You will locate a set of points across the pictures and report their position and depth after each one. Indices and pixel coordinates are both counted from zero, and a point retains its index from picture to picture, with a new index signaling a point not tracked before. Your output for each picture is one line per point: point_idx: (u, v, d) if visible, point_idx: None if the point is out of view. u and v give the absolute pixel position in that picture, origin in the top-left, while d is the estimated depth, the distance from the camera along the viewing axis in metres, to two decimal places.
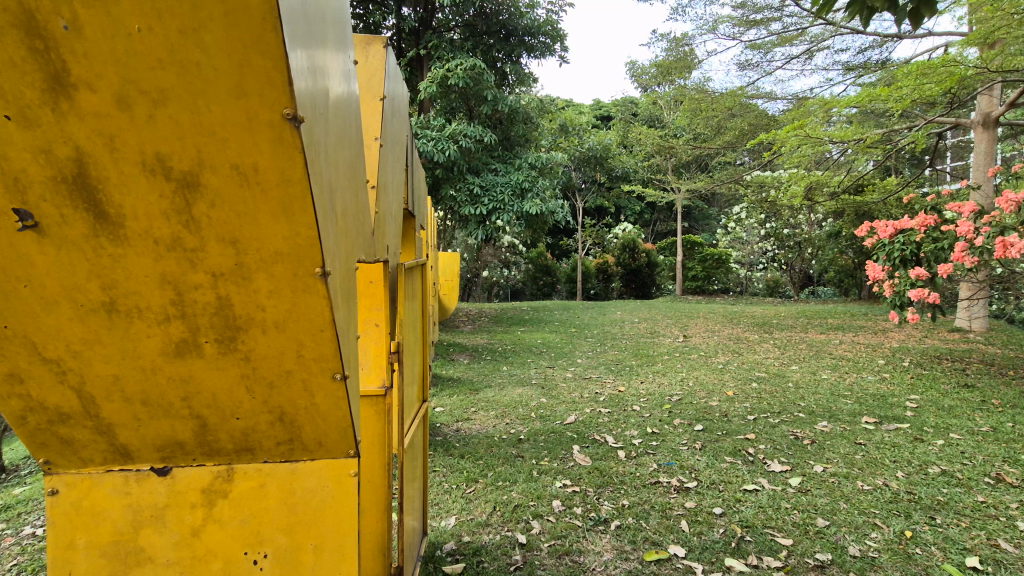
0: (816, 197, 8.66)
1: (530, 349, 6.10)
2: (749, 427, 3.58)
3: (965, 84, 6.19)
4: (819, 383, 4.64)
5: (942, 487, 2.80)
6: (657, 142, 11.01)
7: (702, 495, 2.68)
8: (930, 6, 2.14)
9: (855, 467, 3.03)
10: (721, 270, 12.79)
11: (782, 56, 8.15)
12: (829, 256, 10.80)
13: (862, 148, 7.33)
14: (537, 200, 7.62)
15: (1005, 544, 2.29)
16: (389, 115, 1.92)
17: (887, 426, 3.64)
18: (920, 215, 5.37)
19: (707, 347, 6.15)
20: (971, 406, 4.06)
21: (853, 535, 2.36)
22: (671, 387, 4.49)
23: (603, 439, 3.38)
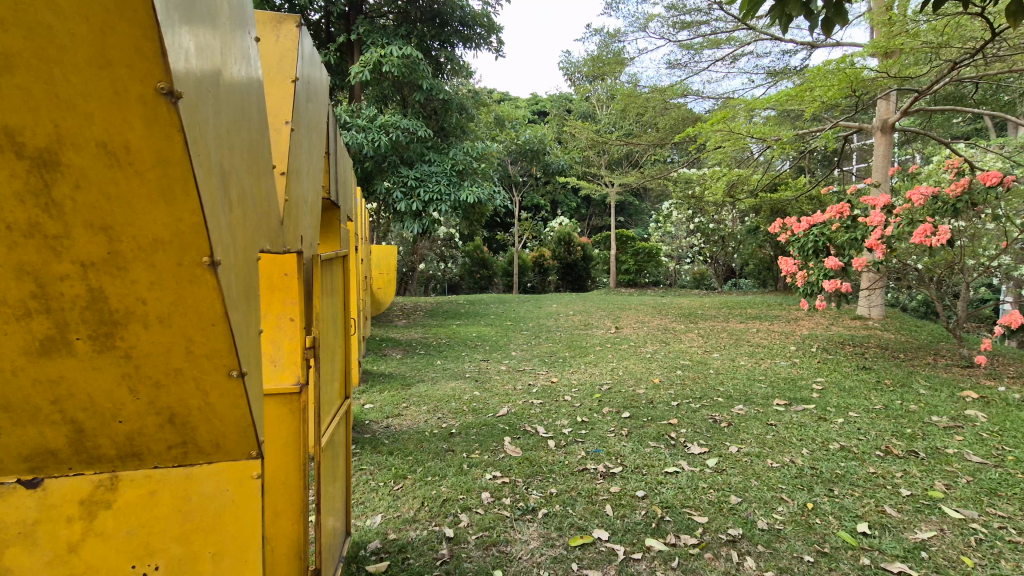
0: (738, 194, 9.17)
1: (465, 343, 6.07)
2: (673, 412, 3.75)
3: (866, 91, 6.72)
4: (737, 369, 4.93)
5: (840, 461, 3.05)
6: (591, 137, 11.26)
7: (626, 479, 2.78)
8: (839, 15, 2.28)
9: (766, 446, 3.24)
10: (652, 263, 13.29)
11: (709, 58, 8.52)
12: (749, 251, 11.49)
13: (778, 147, 7.80)
14: (473, 189, 7.54)
15: (890, 510, 2.55)
16: (303, 98, 1.82)
17: (796, 408, 3.93)
18: (836, 204, 5.71)
19: (636, 338, 6.35)
20: (868, 386, 4.45)
21: (762, 509, 2.53)
22: (601, 377, 4.61)
23: (534, 429, 3.42)
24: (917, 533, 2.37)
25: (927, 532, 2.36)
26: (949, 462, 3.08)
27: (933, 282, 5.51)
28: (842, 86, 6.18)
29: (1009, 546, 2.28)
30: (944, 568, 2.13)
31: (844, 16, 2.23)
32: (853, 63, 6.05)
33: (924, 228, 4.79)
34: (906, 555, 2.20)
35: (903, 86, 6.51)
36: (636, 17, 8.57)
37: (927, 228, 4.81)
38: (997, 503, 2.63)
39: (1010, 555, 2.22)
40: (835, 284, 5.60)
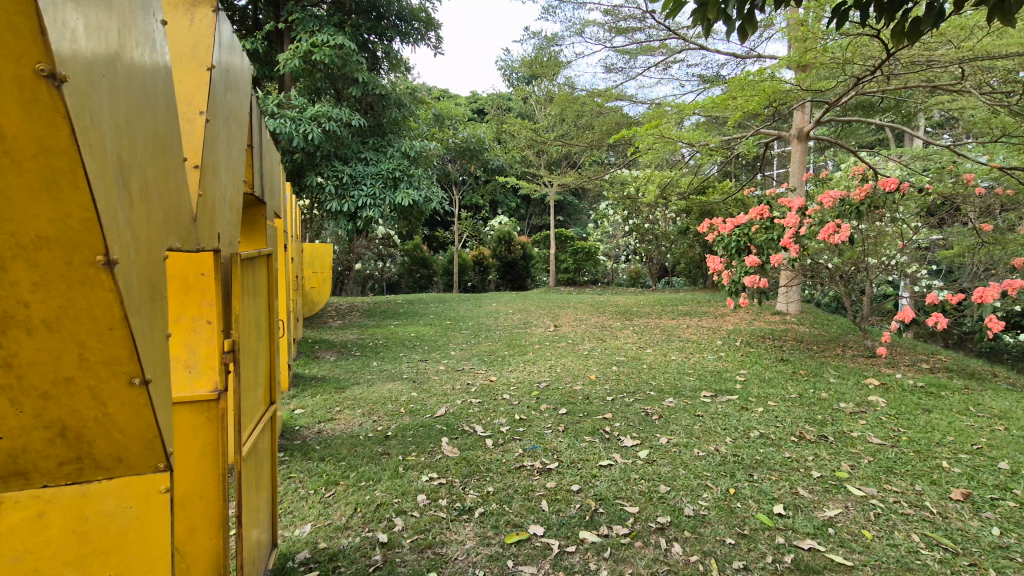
0: (670, 195, 9.56)
1: (403, 343, 5.97)
2: (607, 407, 3.86)
3: (784, 101, 7.19)
4: (668, 364, 5.15)
5: (760, 448, 3.25)
6: (530, 137, 11.38)
7: (562, 474, 2.83)
8: (751, 23, 2.42)
9: (693, 436, 3.40)
10: (590, 262, 13.60)
11: (643, 65, 8.82)
12: (681, 250, 12.01)
13: (706, 152, 8.20)
14: (409, 191, 7.39)
15: (803, 491, 2.74)
16: (220, 88, 1.72)
17: (720, 399, 4.15)
18: (755, 207, 6.16)
19: (573, 336, 6.48)
20: (785, 376, 4.78)
21: (689, 497, 2.65)
22: (539, 374, 4.68)
23: (471, 429, 3.41)
24: (825, 511, 2.57)
25: (834, 510, 2.58)
26: (854, 445, 3.37)
27: (841, 279, 5.98)
28: (762, 95, 6.58)
29: (902, 518, 2.53)
30: (848, 542, 2.33)
31: (756, 23, 2.37)
32: (772, 75, 6.42)
33: (832, 228, 5.23)
34: (816, 533, 2.38)
35: (816, 99, 7.03)
36: (573, 22, 8.75)
37: (832, 227, 5.24)
38: (893, 480, 2.91)
39: (902, 526, 2.47)
40: (754, 281, 5.95)
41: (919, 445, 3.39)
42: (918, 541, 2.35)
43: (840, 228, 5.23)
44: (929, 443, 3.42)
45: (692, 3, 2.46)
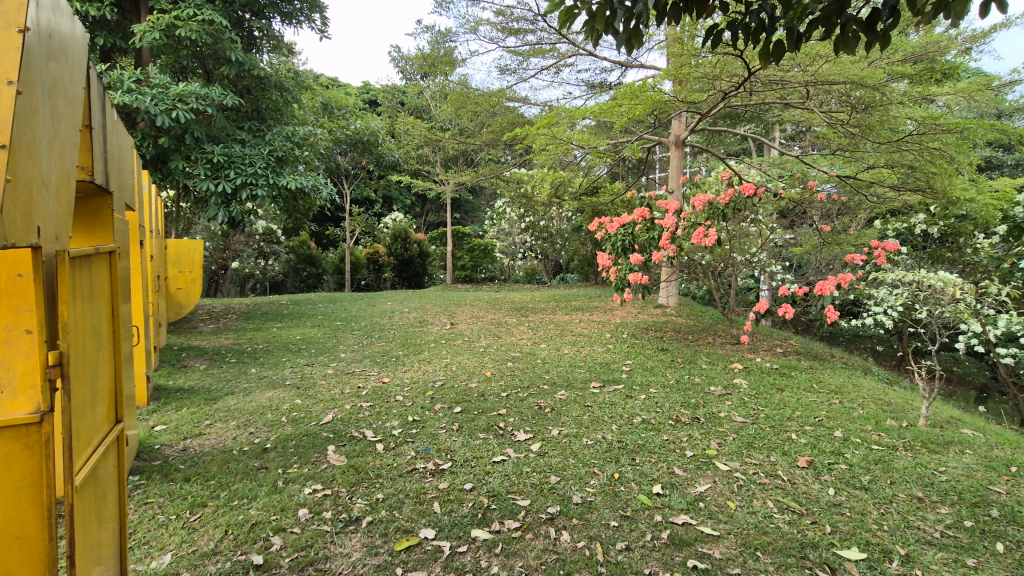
0: (562, 195, 9.89)
1: (288, 347, 5.57)
2: (502, 403, 3.89)
3: (662, 110, 7.74)
4: (561, 357, 5.33)
5: (642, 433, 3.48)
6: (425, 132, 11.17)
7: (455, 474, 2.80)
8: (637, 38, 2.53)
9: (582, 426, 3.54)
10: (487, 259, 13.69)
11: (535, 67, 9.02)
12: (574, 248, 12.49)
13: (595, 154, 8.59)
14: (294, 176, 6.85)
15: (678, 470, 2.97)
16: (39, 52, 1.43)
17: (608, 388, 4.39)
18: (638, 209, 6.59)
19: (470, 334, 6.47)
20: (664, 365, 5.17)
21: (577, 485, 2.75)
22: (434, 373, 4.60)
23: (361, 434, 3.26)
24: (696, 487, 2.81)
25: (704, 485, 2.82)
26: (722, 424, 3.72)
27: (712, 274, 6.58)
28: (644, 103, 7.00)
29: (759, 487, 2.84)
30: (715, 514, 2.56)
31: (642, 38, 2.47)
32: (653, 84, 6.86)
33: (703, 230, 5.75)
34: (689, 507, 2.59)
35: (690, 110, 7.66)
36: (466, 19, 8.71)
37: (702, 231, 5.77)
38: (752, 453, 3.26)
39: (760, 494, 2.77)
40: (637, 278, 6.37)
41: (774, 420, 3.83)
42: (772, 507, 2.65)
43: (710, 230, 5.76)
44: (782, 418, 3.88)
45: (582, 14, 2.53)
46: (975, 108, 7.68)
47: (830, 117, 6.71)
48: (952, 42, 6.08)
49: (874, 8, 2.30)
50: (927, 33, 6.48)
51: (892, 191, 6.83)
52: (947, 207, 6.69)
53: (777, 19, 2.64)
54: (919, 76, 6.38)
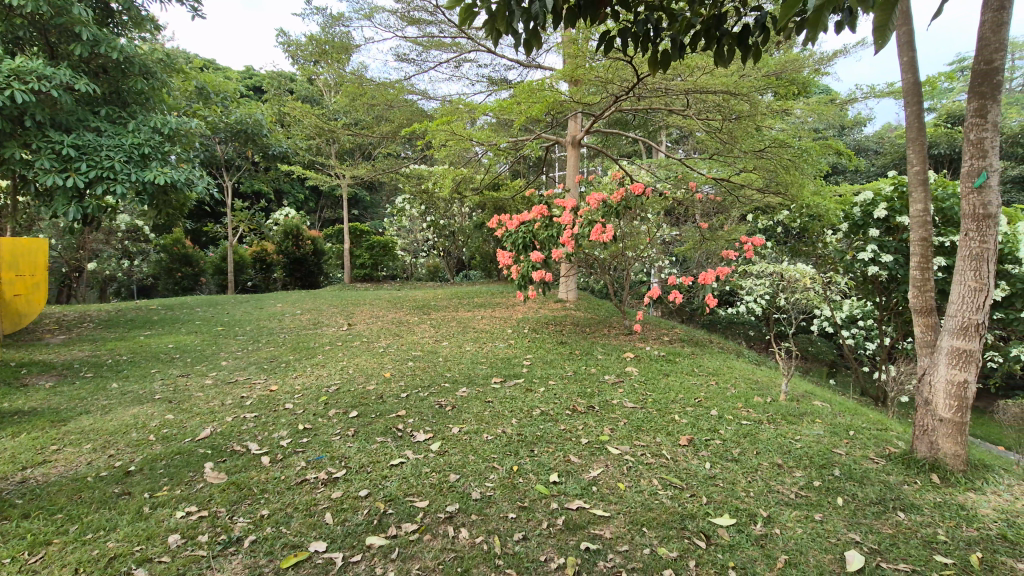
0: (464, 191, 9.87)
1: (158, 357, 5.01)
2: (401, 404, 3.81)
3: (558, 111, 7.99)
4: (463, 354, 5.32)
5: (541, 424, 3.58)
6: (316, 123, 10.56)
7: (349, 481, 2.69)
8: (535, 40, 2.56)
9: (482, 422, 3.56)
10: (387, 257, 13.29)
11: (434, 59, 8.89)
12: (476, 245, 12.51)
13: (495, 151, 8.66)
14: (164, 169, 6.17)
15: (574, 458, 3.10)
16: None
17: (508, 383, 4.46)
18: (537, 206, 6.72)
19: (368, 334, 6.25)
20: (562, 357, 5.35)
21: (477, 481, 2.76)
22: (328, 378, 4.38)
23: (244, 448, 3.03)
24: (589, 471, 2.95)
25: (597, 469, 2.97)
26: (614, 410, 3.94)
27: (607, 269, 6.92)
28: (540, 103, 7.17)
29: (646, 467, 3.05)
30: (607, 496, 2.70)
31: (538, 40, 2.51)
32: (550, 85, 7.03)
33: (600, 226, 6.00)
34: (583, 492, 2.71)
35: (584, 112, 7.98)
36: (362, 5, 8.37)
37: (600, 226, 6.03)
38: (641, 436, 3.49)
39: (647, 474, 2.97)
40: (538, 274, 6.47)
41: (660, 404, 4.14)
42: (657, 484, 2.85)
43: (605, 226, 6.02)
44: (667, 401, 4.19)
45: (481, 11, 2.50)
46: (823, 121, 8.79)
47: (707, 124, 7.34)
48: (805, 62, 6.89)
49: (745, 25, 2.54)
50: (786, 51, 7.30)
51: (759, 192, 7.63)
52: (802, 207, 7.60)
53: (664, 29, 2.82)
54: (779, 90, 7.16)
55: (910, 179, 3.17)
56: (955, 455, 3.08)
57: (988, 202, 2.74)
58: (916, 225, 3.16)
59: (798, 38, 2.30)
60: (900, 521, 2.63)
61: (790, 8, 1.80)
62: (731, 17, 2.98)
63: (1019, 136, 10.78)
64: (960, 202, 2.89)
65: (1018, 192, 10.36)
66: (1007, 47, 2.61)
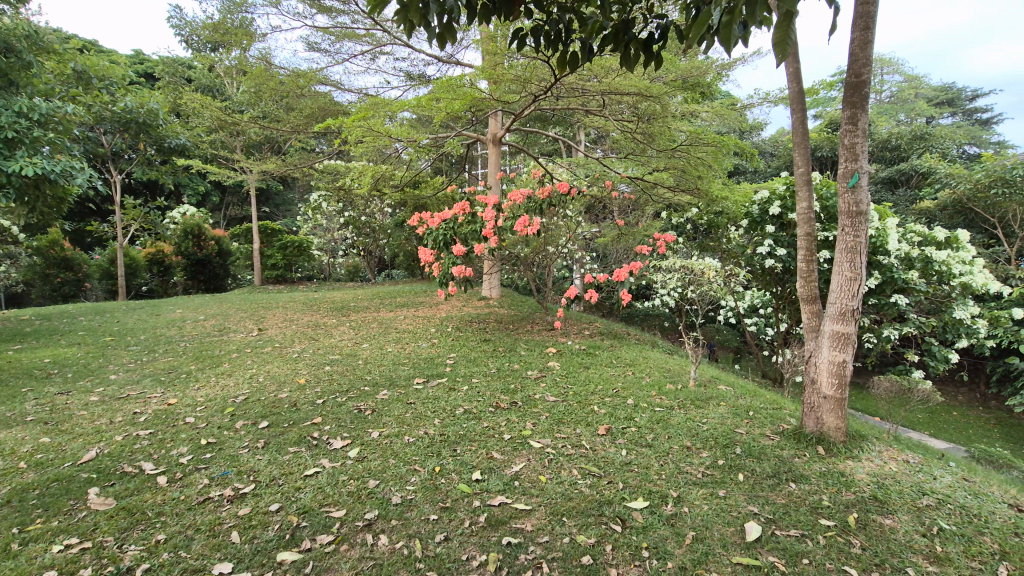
0: (383, 188, 9.62)
1: (31, 373, 4.45)
2: (317, 411, 3.65)
3: (478, 108, 7.98)
4: (385, 356, 5.19)
5: (464, 423, 3.57)
6: (218, 114, 9.81)
7: (258, 496, 2.54)
8: (450, 33, 2.52)
9: (403, 424, 3.49)
10: (302, 257, 12.68)
11: (348, 50, 8.55)
12: (398, 243, 12.26)
13: (415, 147, 8.51)
14: (33, 161, 5.46)
15: (496, 454, 3.13)
16: None
17: (431, 383, 4.40)
18: (458, 202, 6.66)
19: (282, 339, 5.93)
20: (486, 355, 5.38)
21: (397, 485, 2.71)
22: (235, 389, 4.08)
23: (136, 468, 2.77)
24: (511, 467, 2.98)
25: (519, 464, 3.01)
26: (536, 405, 4.01)
27: (528, 265, 7.01)
28: (459, 101, 7.13)
29: (566, 458, 3.14)
30: (528, 490, 2.75)
31: (453, 36, 2.47)
32: (469, 81, 6.98)
33: (524, 221, 6.08)
34: (505, 488, 2.74)
35: (504, 110, 8.03)
36: None
37: (524, 220, 6.12)
38: (562, 428, 3.59)
39: (567, 465, 3.06)
40: (461, 270, 6.39)
41: (580, 396, 4.27)
42: (576, 474, 2.94)
43: (530, 221, 6.11)
44: (586, 393, 4.34)
45: (393, 2, 2.43)
46: (725, 124, 9.43)
47: (622, 124, 7.63)
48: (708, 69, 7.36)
49: (651, 32, 2.66)
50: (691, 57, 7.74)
51: (670, 191, 8.06)
52: (709, 205, 8.13)
53: (576, 31, 2.90)
54: (685, 94, 7.59)
55: (796, 179, 3.47)
56: (836, 428, 3.45)
57: (860, 200, 3.06)
58: (802, 221, 3.47)
59: (702, 46, 2.43)
60: (791, 491, 2.89)
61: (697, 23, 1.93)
62: (637, 24, 3.11)
63: (888, 141, 12.17)
64: (838, 201, 3.21)
65: (887, 191, 11.71)
66: (872, 62, 2.94)
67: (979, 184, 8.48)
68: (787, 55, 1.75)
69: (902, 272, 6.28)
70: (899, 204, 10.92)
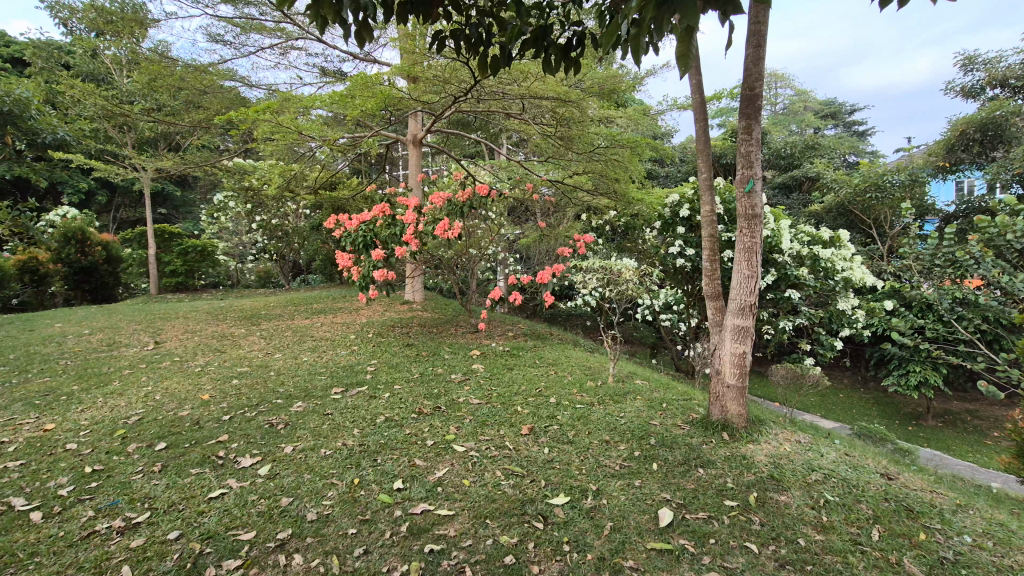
0: (298, 189, 9.14)
1: None
2: (223, 428, 3.41)
3: (398, 108, 7.81)
4: (299, 366, 4.95)
5: (385, 431, 3.49)
6: (103, 105, 8.86)
7: (155, 525, 2.34)
8: (367, 31, 2.45)
9: (320, 437, 3.35)
10: (206, 262, 11.80)
11: (254, 43, 8.06)
12: (314, 247, 11.80)
13: (331, 147, 8.17)
14: None
15: (419, 461, 3.08)
16: None
17: (350, 392, 4.24)
18: (377, 204, 6.49)
19: (182, 352, 5.49)
20: (409, 360, 5.28)
21: (313, 501, 2.59)
22: (127, 409, 3.71)
23: (4, 506, 2.44)
24: (434, 473, 2.95)
25: (442, 470, 2.99)
26: (460, 409, 4.00)
27: (452, 268, 6.97)
28: (377, 100, 6.91)
29: (490, 460, 3.15)
30: (451, 495, 2.73)
31: (371, 35, 2.40)
32: (386, 80, 6.82)
33: (445, 224, 6.04)
34: (428, 495, 2.71)
35: (424, 111, 7.92)
36: None
37: (445, 224, 6.06)
38: (486, 430, 3.60)
39: (491, 466, 3.07)
40: (381, 274, 6.25)
41: (504, 397, 4.31)
42: (499, 475, 2.97)
43: (450, 224, 6.08)
44: (510, 394, 4.38)
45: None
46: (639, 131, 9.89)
47: (542, 128, 7.78)
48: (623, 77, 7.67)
49: (568, 39, 2.73)
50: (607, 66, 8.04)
51: (588, 194, 8.34)
52: (625, 208, 8.49)
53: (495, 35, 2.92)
54: (601, 100, 7.88)
55: (701, 183, 3.73)
56: (738, 414, 3.73)
57: (755, 204, 3.35)
58: (706, 223, 3.73)
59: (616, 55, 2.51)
60: (700, 476, 3.09)
61: (608, 33, 2.01)
62: (556, 32, 3.20)
63: (782, 150, 13.34)
64: (737, 204, 3.48)
65: (782, 196, 12.83)
66: (764, 78, 3.22)
67: (857, 189, 9.51)
68: (691, 68, 1.86)
69: (794, 269, 6.91)
70: (792, 208, 12.01)
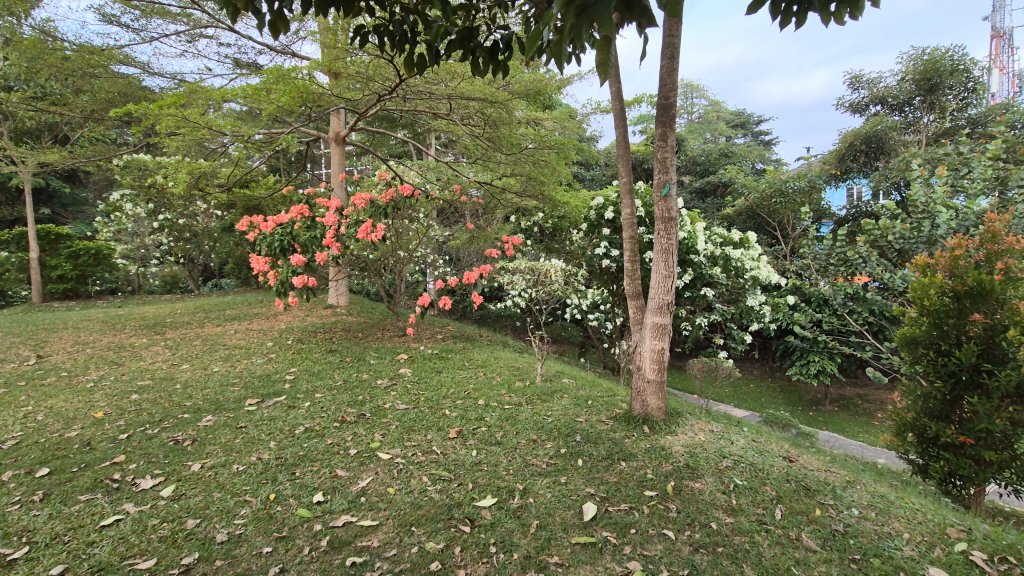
0: (208, 187, 8.53)
1: None
2: (119, 448, 3.11)
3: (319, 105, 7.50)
4: (210, 377, 4.63)
5: (304, 442, 3.34)
6: None
7: (34, 561, 2.09)
8: (282, 21, 2.32)
9: (233, 452, 3.15)
10: (101, 267, 10.73)
11: (156, 29, 7.44)
12: (227, 248, 11.10)
13: (246, 143, 7.69)
14: None
15: (341, 472, 2.97)
16: None
17: (266, 403, 4.02)
18: (295, 206, 6.20)
19: (72, 365, 4.97)
20: (331, 366, 5.09)
21: (222, 521, 2.43)
22: (1, 433, 3.30)
23: None
24: (358, 482, 2.87)
25: (365, 479, 2.91)
26: (385, 415, 3.90)
27: (378, 271, 6.79)
28: (296, 95, 6.58)
29: (416, 466, 3.11)
30: (375, 504, 2.66)
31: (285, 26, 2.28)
32: (305, 75, 6.52)
33: (367, 227, 5.86)
34: (350, 506, 2.62)
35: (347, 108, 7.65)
36: None
37: (368, 226, 5.87)
38: (412, 436, 3.54)
39: (417, 473, 3.02)
40: (301, 279, 5.97)
41: (431, 401, 4.26)
42: (425, 481, 2.93)
43: (373, 226, 5.90)
44: (438, 398, 4.34)
45: None
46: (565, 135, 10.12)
47: (470, 130, 7.77)
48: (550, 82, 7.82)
49: (494, 41, 2.74)
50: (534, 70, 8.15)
51: (516, 196, 8.42)
52: (552, 210, 8.65)
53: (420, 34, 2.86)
54: (528, 104, 7.99)
55: (622, 187, 3.88)
56: (657, 408, 3.91)
57: (671, 208, 3.53)
58: (627, 225, 3.88)
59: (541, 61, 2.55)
60: (622, 469, 3.22)
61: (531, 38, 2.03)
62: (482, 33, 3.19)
63: (698, 157, 14.17)
64: (655, 207, 3.65)
65: (698, 200, 13.63)
66: (678, 89, 3.41)
67: (763, 194, 10.29)
68: (610, 76, 1.91)
69: (708, 270, 7.35)
70: (707, 211, 12.79)
